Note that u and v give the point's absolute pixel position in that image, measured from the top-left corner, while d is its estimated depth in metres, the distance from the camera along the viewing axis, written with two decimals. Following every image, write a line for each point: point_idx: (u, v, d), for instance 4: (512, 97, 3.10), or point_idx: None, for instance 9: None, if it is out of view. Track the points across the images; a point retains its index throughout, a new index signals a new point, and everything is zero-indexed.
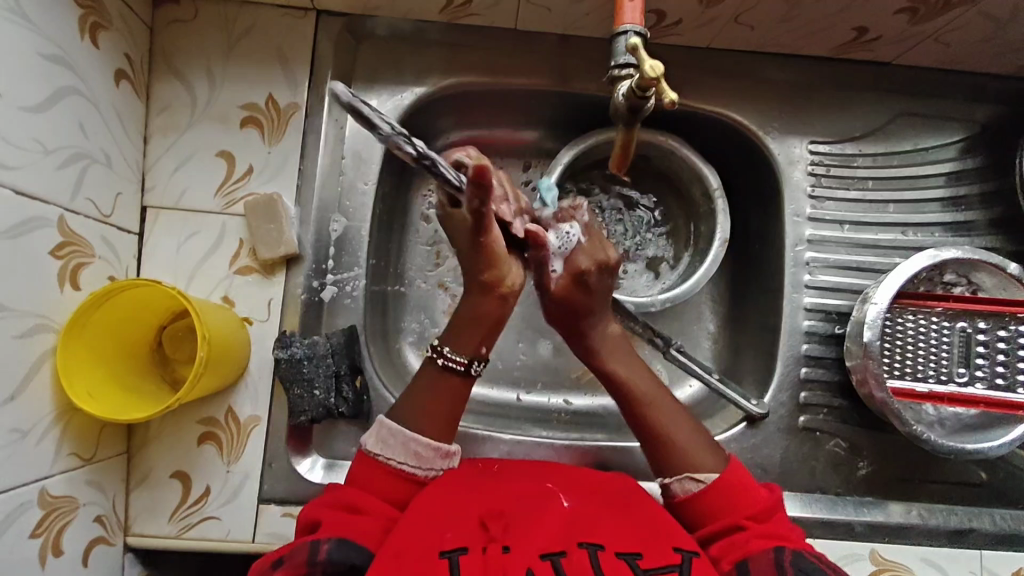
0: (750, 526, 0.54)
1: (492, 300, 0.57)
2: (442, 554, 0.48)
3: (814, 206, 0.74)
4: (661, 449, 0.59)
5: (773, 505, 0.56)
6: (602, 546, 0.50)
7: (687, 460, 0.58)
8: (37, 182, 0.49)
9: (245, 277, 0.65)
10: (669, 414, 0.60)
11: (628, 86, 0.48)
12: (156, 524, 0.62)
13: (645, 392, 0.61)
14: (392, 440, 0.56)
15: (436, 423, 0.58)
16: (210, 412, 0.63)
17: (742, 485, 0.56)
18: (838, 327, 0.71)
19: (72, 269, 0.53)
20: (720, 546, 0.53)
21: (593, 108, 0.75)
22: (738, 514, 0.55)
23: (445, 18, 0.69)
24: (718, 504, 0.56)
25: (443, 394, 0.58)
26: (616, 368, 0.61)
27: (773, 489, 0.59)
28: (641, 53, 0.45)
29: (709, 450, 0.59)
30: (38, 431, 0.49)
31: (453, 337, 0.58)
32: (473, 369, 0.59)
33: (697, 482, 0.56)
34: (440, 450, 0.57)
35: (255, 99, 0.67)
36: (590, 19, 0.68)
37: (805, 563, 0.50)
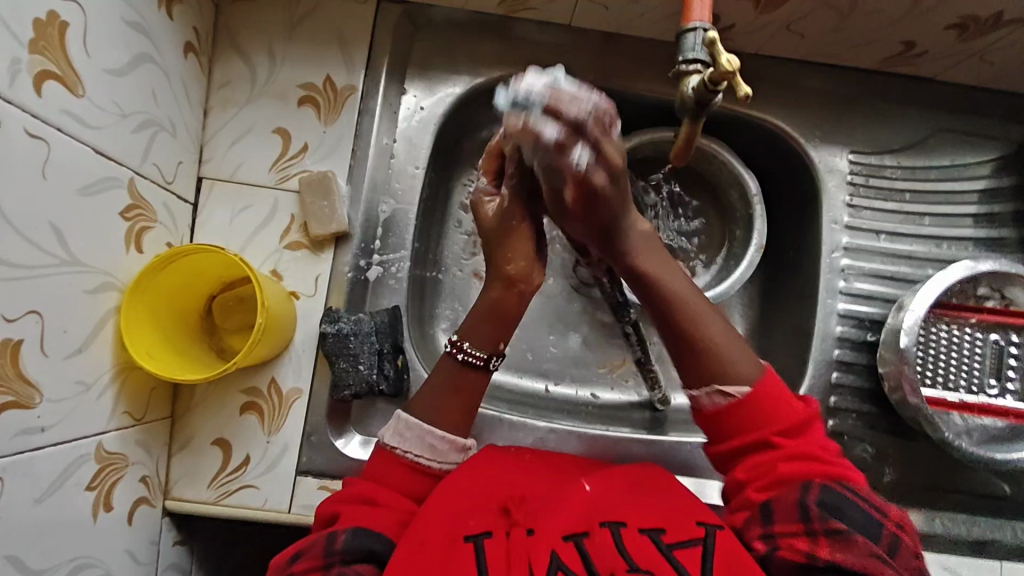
0: (782, 445, 0.54)
1: (511, 295, 0.59)
2: (466, 539, 0.49)
3: (852, 214, 0.75)
4: (694, 358, 0.56)
5: (808, 419, 0.55)
6: (625, 523, 0.51)
7: (719, 370, 0.55)
8: (114, 143, 0.51)
9: (295, 252, 0.66)
10: (707, 324, 0.57)
11: (700, 79, 0.50)
12: (195, 489, 0.63)
13: (680, 298, 0.57)
14: (409, 434, 0.57)
15: (454, 418, 0.58)
16: (253, 382, 0.64)
17: (776, 400, 0.55)
18: (870, 335, 0.73)
19: (137, 232, 0.54)
20: (746, 467, 0.54)
21: (639, 108, 0.77)
22: (768, 431, 0.54)
23: (502, 11, 0.71)
24: (749, 417, 0.55)
25: (462, 387, 0.59)
26: (646, 265, 0.58)
27: (810, 403, 0.57)
28: (717, 48, 0.47)
29: (744, 360, 0.56)
30: (99, 386, 0.50)
31: (472, 333, 0.59)
32: (492, 364, 0.60)
33: (726, 396, 0.55)
34: (456, 444, 0.58)
35: (313, 80, 0.68)
36: (644, 19, 0.70)
37: (834, 501, 0.50)
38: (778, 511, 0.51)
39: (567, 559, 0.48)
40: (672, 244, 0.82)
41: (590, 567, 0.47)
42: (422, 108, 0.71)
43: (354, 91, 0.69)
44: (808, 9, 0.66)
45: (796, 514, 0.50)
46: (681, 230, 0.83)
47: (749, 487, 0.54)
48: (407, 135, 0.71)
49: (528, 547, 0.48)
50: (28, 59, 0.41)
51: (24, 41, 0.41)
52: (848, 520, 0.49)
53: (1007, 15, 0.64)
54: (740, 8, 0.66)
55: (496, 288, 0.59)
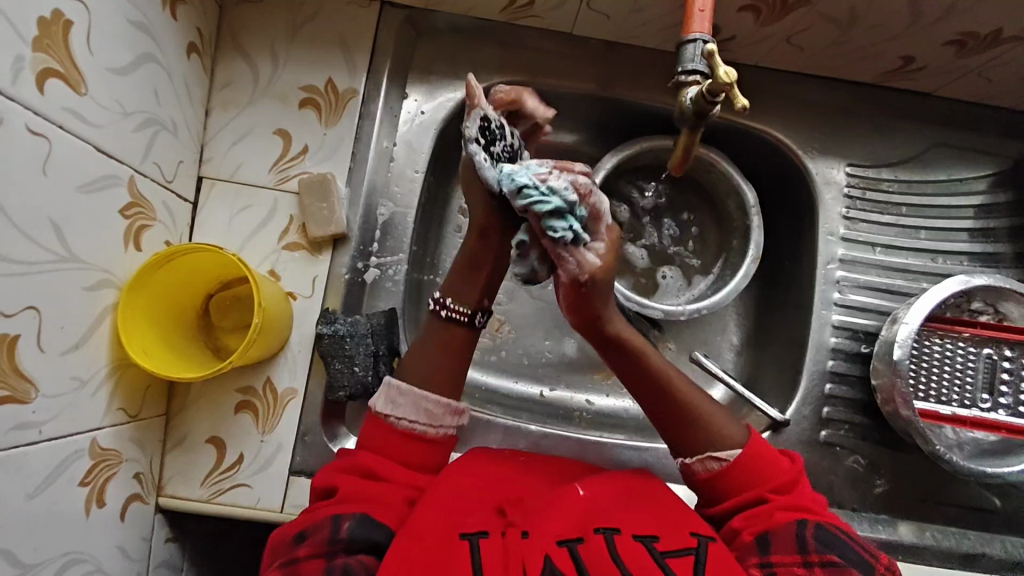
0: (774, 498, 0.55)
1: (493, 252, 0.60)
2: (461, 537, 0.49)
3: (849, 226, 0.75)
4: (686, 427, 0.59)
5: (797, 473, 0.57)
6: (619, 530, 0.52)
7: (709, 437, 0.58)
8: (115, 142, 0.51)
9: (292, 253, 0.67)
10: (690, 394, 0.59)
11: (698, 90, 0.50)
12: (188, 487, 0.63)
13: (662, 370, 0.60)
14: (403, 400, 0.57)
15: (443, 378, 0.59)
16: (248, 381, 0.64)
17: (765, 457, 0.57)
18: (864, 346, 0.73)
19: (136, 229, 0.55)
20: (742, 517, 0.55)
21: (638, 116, 0.77)
22: (763, 487, 0.56)
23: (505, 18, 0.71)
24: (741, 476, 0.56)
25: (448, 344, 0.60)
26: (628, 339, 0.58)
27: (796, 459, 0.59)
28: (714, 58, 0.47)
29: (729, 424, 0.59)
30: (95, 382, 0.50)
31: (456, 290, 0.60)
32: (477, 320, 0.61)
33: (720, 461, 0.57)
34: (450, 406, 0.58)
35: (315, 82, 0.69)
36: (645, 29, 0.70)
37: (829, 538, 0.51)
38: (776, 543, 0.52)
39: (560, 563, 0.47)
40: (669, 252, 0.83)
41: (582, 568, 0.47)
42: (423, 113, 0.72)
43: (355, 94, 0.69)
44: (807, 22, 0.66)
45: (795, 546, 0.51)
46: (678, 238, 0.83)
47: (743, 531, 0.54)
48: (407, 139, 0.71)
49: (523, 549, 0.48)
50: (32, 57, 0.42)
51: (28, 39, 0.42)
52: (845, 555, 0.50)
53: (1005, 33, 0.64)
54: (740, 21, 0.67)
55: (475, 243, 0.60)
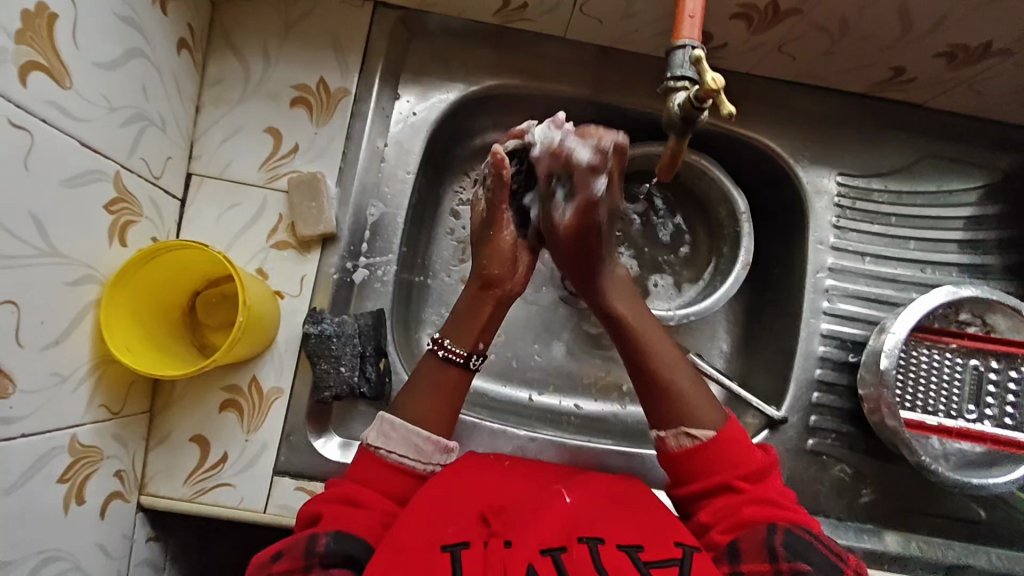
0: (744, 489, 0.55)
1: (490, 300, 0.63)
2: (443, 548, 0.49)
3: (838, 235, 0.75)
4: (660, 401, 0.59)
5: (768, 467, 0.57)
6: (603, 539, 0.51)
7: (684, 412, 0.58)
8: (100, 136, 0.51)
9: (281, 252, 0.66)
10: (677, 368, 0.60)
11: (687, 95, 0.49)
12: (171, 486, 0.62)
13: (651, 353, 0.61)
14: (395, 434, 0.58)
15: (438, 413, 0.60)
16: (234, 379, 0.64)
17: (736, 444, 0.57)
18: (852, 355, 0.73)
19: (122, 225, 0.54)
20: (711, 510, 0.55)
21: (630, 121, 0.77)
22: (732, 475, 0.56)
23: (497, 21, 0.71)
24: (709, 461, 0.57)
25: (444, 385, 0.61)
26: (621, 308, 0.62)
27: (770, 451, 0.59)
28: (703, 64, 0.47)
29: (708, 406, 0.59)
30: (75, 379, 0.50)
31: (455, 332, 0.63)
32: (472, 363, 0.62)
33: (692, 438, 0.57)
34: (440, 445, 0.59)
35: (307, 81, 0.69)
36: (639, 35, 0.70)
37: (797, 543, 0.51)
38: (745, 550, 0.52)
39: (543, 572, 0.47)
40: (660, 258, 0.83)
41: None
42: (415, 114, 0.72)
43: (347, 94, 0.69)
44: (798, 31, 0.66)
45: (761, 551, 0.51)
46: (668, 244, 0.83)
47: (714, 529, 0.55)
48: (399, 140, 0.71)
49: (505, 558, 0.49)
50: (15, 51, 0.41)
51: (11, 33, 0.41)
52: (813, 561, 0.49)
53: (995, 45, 0.64)
54: (732, 28, 0.67)
55: (477, 289, 0.63)
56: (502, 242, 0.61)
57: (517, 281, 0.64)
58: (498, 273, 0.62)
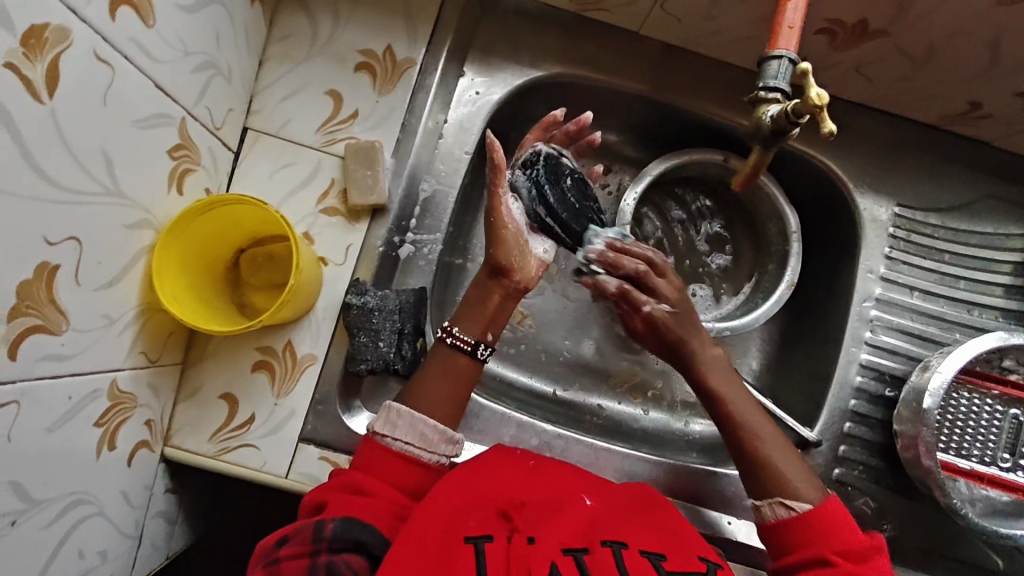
0: (840, 563, 0.54)
1: (495, 286, 0.65)
2: (466, 540, 0.49)
3: (889, 266, 0.74)
4: (755, 473, 0.60)
5: (871, 548, 0.55)
6: (625, 544, 0.51)
7: (782, 484, 0.59)
8: (174, 81, 0.49)
9: (329, 218, 0.65)
10: (771, 441, 0.61)
11: (780, 109, 0.45)
12: (196, 441, 0.62)
13: (742, 419, 0.62)
14: (400, 421, 0.58)
15: (443, 404, 0.60)
16: (269, 341, 0.63)
17: (839, 523, 0.56)
18: (889, 390, 0.72)
19: (181, 172, 0.53)
20: None
21: (691, 125, 0.76)
22: (826, 549, 0.55)
23: (573, 8, 0.70)
24: (808, 536, 0.56)
25: (450, 373, 0.62)
26: (718, 385, 0.64)
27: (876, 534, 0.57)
28: (807, 78, 0.42)
29: (804, 476, 0.59)
30: (122, 323, 0.49)
31: (464, 321, 0.64)
32: (479, 352, 0.63)
33: (787, 509, 0.58)
34: (446, 436, 0.59)
35: (374, 47, 0.67)
36: (715, 38, 0.68)
37: None
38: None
39: (566, 572, 0.47)
40: (700, 268, 0.83)
41: None
42: (478, 94, 0.71)
43: (413, 64, 0.68)
44: (883, 54, 0.65)
45: None
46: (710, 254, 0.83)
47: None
48: (460, 119, 0.70)
49: (528, 553, 0.48)
50: None
51: None
52: None
53: None
54: (814, 43, 0.65)
55: (484, 279, 0.65)
56: (505, 233, 0.64)
57: (530, 275, 0.66)
58: (510, 264, 0.64)
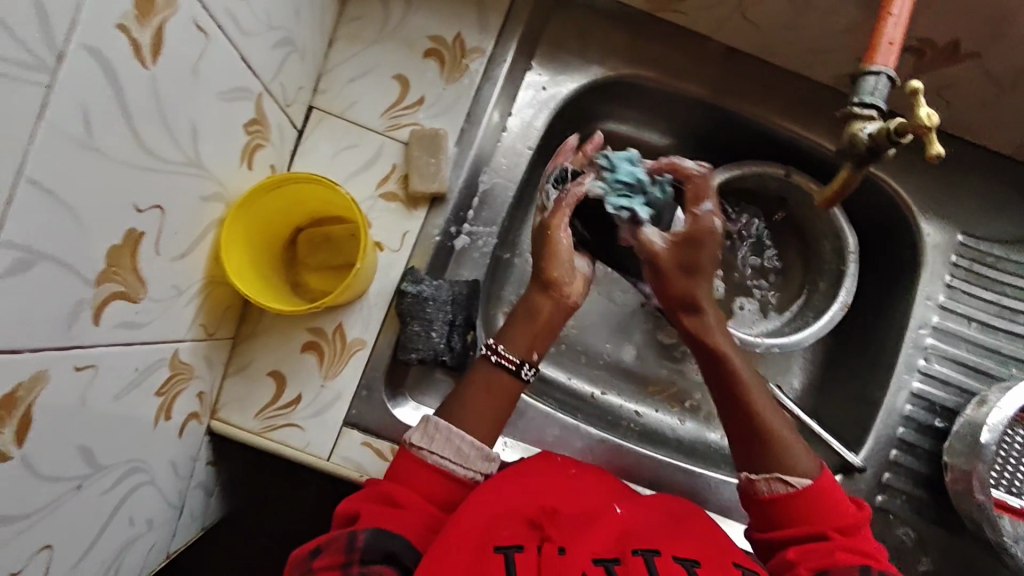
0: (837, 537, 0.52)
1: (545, 300, 0.63)
2: (496, 550, 0.49)
3: (949, 294, 0.72)
4: (760, 446, 0.58)
5: (863, 520, 0.54)
6: (659, 551, 0.51)
7: (784, 457, 0.56)
8: (257, 55, 0.49)
9: (388, 203, 0.65)
10: (773, 412, 0.59)
11: (880, 126, 0.43)
12: (242, 416, 0.62)
13: (749, 385, 0.60)
14: (438, 436, 0.57)
15: (484, 418, 0.59)
16: (320, 322, 0.63)
17: (834, 496, 0.55)
18: (938, 421, 0.70)
19: (253, 147, 0.53)
20: (798, 550, 0.53)
21: (755, 136, 0.74)
22: (825, 524, 0.53)
23: (648, 9, 0.69)
24: (805, 511, 0.54)
25: (492, 387, 0.61)
26: (726, 349, 0.62)
27: (864, 506, 0.56)
28: (915, 96, 0.40)
29: (803, 452, 0.57)
30: (188, 294, 0.48)
31: (510, 338, 0.63)
32: (523, 372, 0.62)
33: (786, 485, 0.55)
34: (482, 453, 0.57)
35: (444, 34, 0.66)
36: (790, 49, 0.67)
37: None
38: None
39: None
40: (749, 281, 0.82)
41: None
42: (544, 89, 0.70)
43: (482, 54, 0.67)
44: (967, 78, 0.63)
45: None
46: (761, 268, 0.82)
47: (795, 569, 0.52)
48: (523, 114, 0.70)
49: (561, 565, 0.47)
50: None
51: None
52: None
53: None
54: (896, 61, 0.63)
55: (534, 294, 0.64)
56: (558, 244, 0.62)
57: (576, 290, 0.65)
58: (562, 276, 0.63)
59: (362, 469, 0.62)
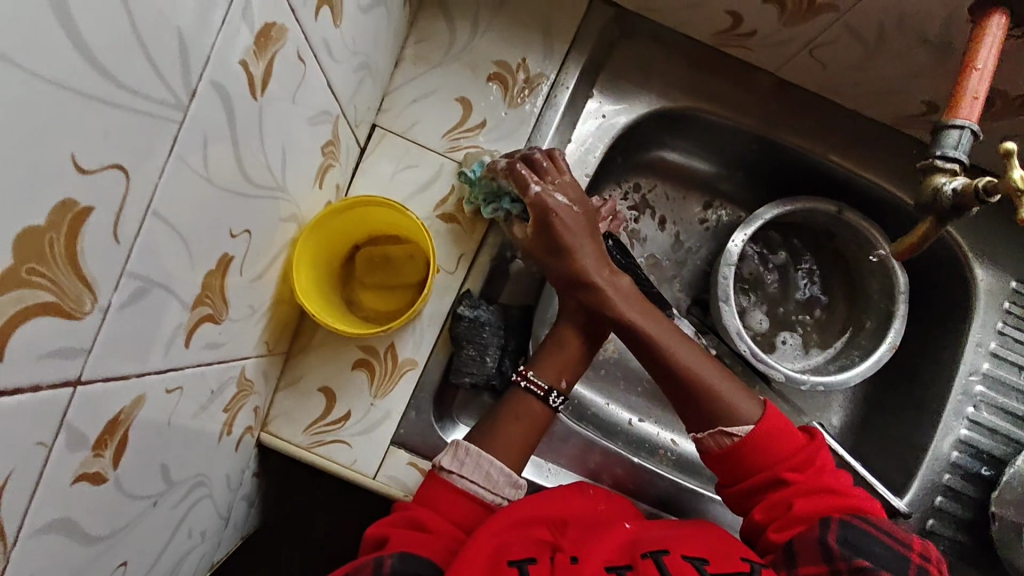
0: (793, 483, 0.56)
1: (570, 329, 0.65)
2: (511, 563, 0.50)
3: (1000, 341, 0.71)
4: (697, 405, 0.60)
5: (811, 450, 0.58)
6: (667, 551, 0.53)
7: (719, 410, 0.59)
8: (341, 79, 0.50)
9: (445, 225, 0.65)
10: (695, 360, 0.61)
11: (967, 184, 0.44)
12: (290, 430, 0.62)
13: (659, 340, 0.62)
14: (468, 461, 0.58)
15: (517, 447, 0.60)
16: (372, 341, 0.63)
17: (779, 431, 0.58)
18: (985, 468, 0.70)
19: (326, 167, 0.53)
20: (763, 508, 0.57)
21: (810, 173, 0.74)
22: (778, 468, 0.57)
23: (713, 42, 0.69)
24: (756, 459, 0.58)
25: (523, 415, 0.61)
26: (633, 314, 0.63)
27: (812, 432, 0.60)
28: (1007, 159, 0.41)
29: (745, 399, 0.60)
30: (259, 313, 0.49)
31: (540, 366, 0.64)
32: (552, 400, 0.62)
33: (731, 437, 0.58)
34: (511, 479, 0.58)
35: (509, 59, 0.67)
36: (854, 89, 0.67)
37: (856, 538, 0.51)
38: (801, 553, 0.52)
39: None
40: (793, 315, 0.81)
41: None
42: (604, 116, 0.69)
43: (545, 81, 0.67)
44: None
45: (818, 555, 0.52)
46: (805, 303, 0.81)
47: (769, 528, 0.56)
48: (583, 139, 0.69)
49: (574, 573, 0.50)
50: None
51: None
52: (874, 560, 0.50)
53: None
54: None
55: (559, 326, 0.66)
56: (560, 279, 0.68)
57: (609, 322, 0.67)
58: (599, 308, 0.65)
59: (407, 489, 0.62)
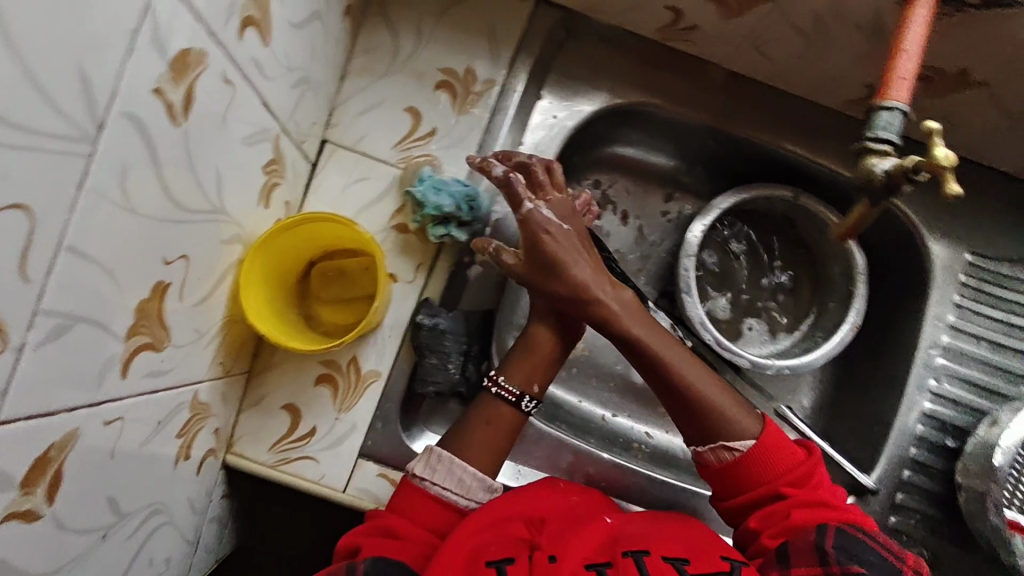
0: (794, 493, 0.55)
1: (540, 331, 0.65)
2: (488, 564, 0.50)
3: (958, 314, 0.72)
4: (697, 418, 0.59)
5: (811, 465, 0.57)
6: (648, 550, 0.52)
7: (720, 425, 0.58)
8: (277, 98, 0.49)
9: (400, 235, 0.65)
10: (697, 373, 0.60)
11: (897, 164, 0.45)
12: (257, 450, 0.62)
13: (660, 355, 0.60)
14: (440, 466, 0.57)
15: (485, 451, 0.60)
16: (333, 355, 0.63)
17: (781, 446, 0.57)
18: (951, 440, 0.70)
19: (270, 186, 0.53)
20: (759, 516, 0.56)
21: (762, 160, 0.75)
22: (779, 481, 0.56)
23: (658, 37, 0.69)
24: (755, 471, 0.57)
25: (491, 420, 0.61)
26: (638, 331, 0.61)
27: (813, 449, 0.59)
28: (930, 138, 0.42)
29: (746, 415, 0.59)
30: (208, 337, 0.49)
31: (510, 370, 0.63)
32: (524, 404, 0.62)
33: (732, 452, 0.57)
34: (484, 484, 0.58)
35: (455, 66, 0.67)
36: (801, 76, 0.68)
37: (850, 544, 0.51)
38: (794, 555, 0.52)
39: None
40: (757, 301, 0.82)
41: None
42: (556, 118, 0.70)
43: (493, 85, 0.68)
44: (974, 104, 0.64)
45: (811, 556, 0.51)
46: (769, 288, 0.82)
47: (762, 535, 0.55)
48: (536, 142, 0.70)
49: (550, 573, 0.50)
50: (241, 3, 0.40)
51: None
52: (867, 563, 0.50)
53: None
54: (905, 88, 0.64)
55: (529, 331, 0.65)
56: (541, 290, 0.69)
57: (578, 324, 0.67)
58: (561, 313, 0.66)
59: (377, 500, 0.62)
